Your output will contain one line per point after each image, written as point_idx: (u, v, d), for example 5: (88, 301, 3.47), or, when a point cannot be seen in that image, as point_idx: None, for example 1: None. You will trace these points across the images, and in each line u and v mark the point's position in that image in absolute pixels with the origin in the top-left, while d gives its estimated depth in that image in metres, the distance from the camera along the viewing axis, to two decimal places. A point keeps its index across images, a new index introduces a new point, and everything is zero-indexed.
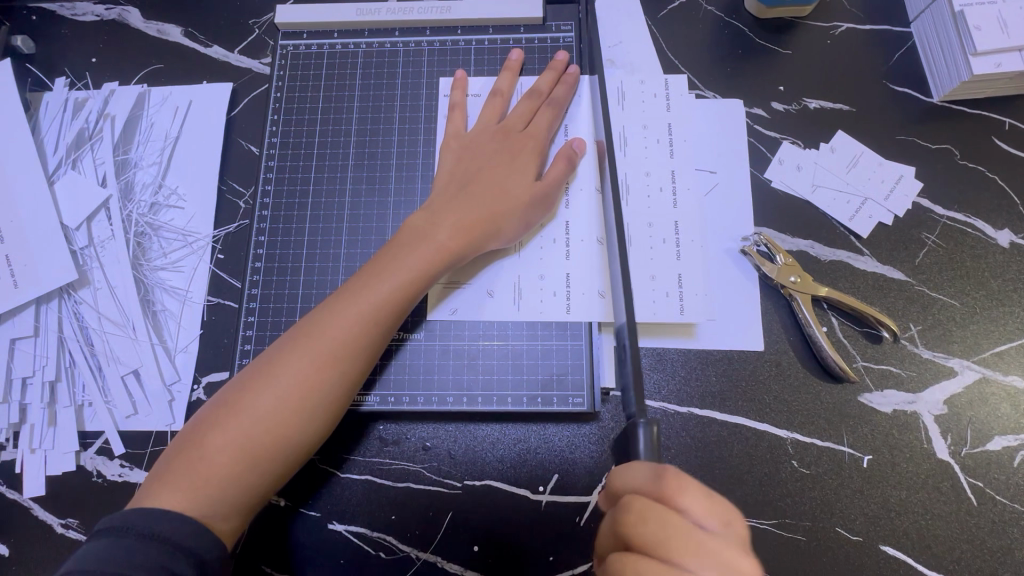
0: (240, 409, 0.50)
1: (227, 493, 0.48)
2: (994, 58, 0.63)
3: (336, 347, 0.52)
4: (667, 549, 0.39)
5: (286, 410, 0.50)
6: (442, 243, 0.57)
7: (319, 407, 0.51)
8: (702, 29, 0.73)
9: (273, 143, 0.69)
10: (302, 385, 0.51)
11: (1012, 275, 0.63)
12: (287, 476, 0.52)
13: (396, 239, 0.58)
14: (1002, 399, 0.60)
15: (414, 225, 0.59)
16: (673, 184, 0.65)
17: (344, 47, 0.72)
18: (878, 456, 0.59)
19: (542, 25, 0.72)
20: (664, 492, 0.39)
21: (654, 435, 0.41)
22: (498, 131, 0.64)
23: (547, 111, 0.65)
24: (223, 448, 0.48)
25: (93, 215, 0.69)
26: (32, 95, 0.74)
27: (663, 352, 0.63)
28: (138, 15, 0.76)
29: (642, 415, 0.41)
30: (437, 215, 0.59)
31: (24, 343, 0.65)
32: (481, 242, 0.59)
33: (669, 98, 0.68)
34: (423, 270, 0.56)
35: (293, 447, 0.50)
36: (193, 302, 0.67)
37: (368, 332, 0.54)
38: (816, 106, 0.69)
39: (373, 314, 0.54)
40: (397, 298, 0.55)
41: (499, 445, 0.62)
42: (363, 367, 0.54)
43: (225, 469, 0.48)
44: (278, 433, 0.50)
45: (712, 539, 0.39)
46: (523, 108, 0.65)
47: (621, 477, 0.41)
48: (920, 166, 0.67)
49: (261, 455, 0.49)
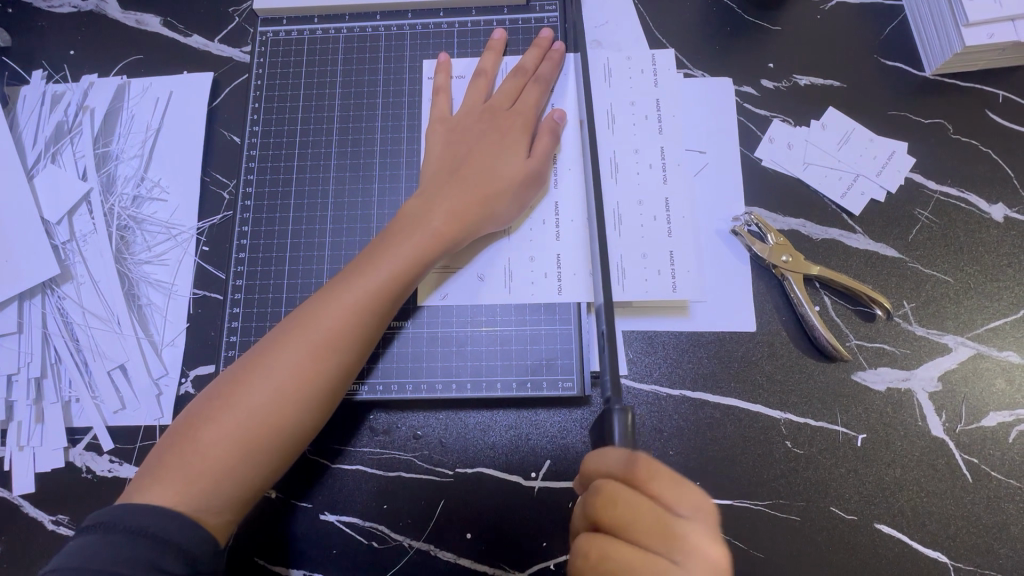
0: (234, 401, 0.49)
1: (221, 488, 0.47)
2: (988, 29, 0.61)
3: (331, 337, 0.52)
4: (636, 532, 0.39)
5: (282, 402, 0.50)
6: (436, 228, 0.56)
7: (315, 397, 0.51)
8: (690, 6, 0.72)
9: (256, 132, 0.68)
10: (297, 377, 0.50)
11: (1006, 249, 0.63)
12: (283, 468, 0.51)
13: (390, 227, 0.58)
14: (997, 374, 0.59)
15: (409, 211, 0.58)
16: (662, 163, 0.64)
17: (326, 32, 0.71)
18: (872, 434, 0.58)
19: (525, 6, 0.70)
20: (634, 475, 0.40)
21: (628, 422, 0.40)
22: (485, 112, 0.63)
23: (534, 88, 0.64)
24: (216, 442, 0.48)
25: (75, 208, 0.68)
26: (9, 89, 0.72)
27: (653, 334, 0.62)
28: (116, 6, 0.75)
29: (618, 402, 0.40)
30: (430, 201, 0.58)
31: (9, 340, 0.64)
32: (475, 226, 0.58)
33: (656, 77, 0.67)
34: (417, 257, 0.55)
35: (289, 439, 0.50)
36: (179, 296, 0.66)
37: (363, 322, 0.53)
38: (806, 83, 0.68)
39: (369, 304, 0.53)
40: (393, 287, 0.54)
41: (491, 431, 0.61)
42: (359, 356, 0.54)
43: (219, 464, 0.47)
44: (273, 426, 0.49)
45: (681, 522, 0.40)
46: (509, 86, 0.64)
47: (596, 463, 0.41)
48: (912, 141, 0.66)
49: (256, 448, 0.49)
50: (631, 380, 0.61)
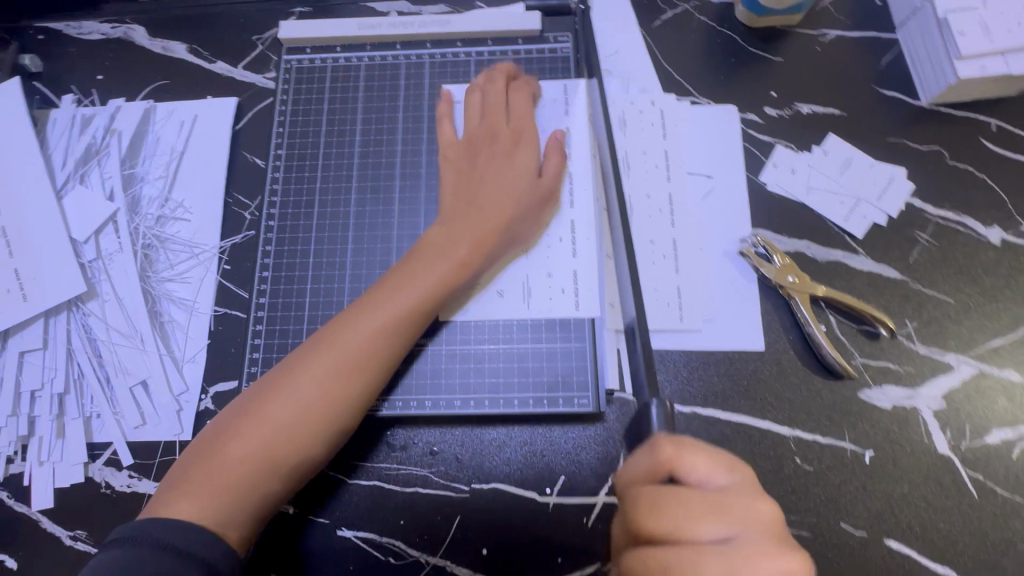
0: (260, 416, 0.50)
1: (246, 500, 0.48)
2: (980, 62, 0.65)
3: (356, 357, 0.53)
4: (687, 523, 0.39)
5: (306, 419, 0.51)
6: (459, 257, 0.58)
7: (337, 415, 0.52)
8: (697, 37, 0.75)
9: (280, 156, 0.71)
10: (322, 395, 0.52)
11: (1004, 272, 0.65)
12: (300, 482, 0.52)
13: (414, 253, 0.59)
14: (999, 393, 0.61)
15: (433, 239, 0.60)
16: (672, 205, 0.68)
17: (347, 60, 0.74)
18: (879, 451, 0.60)
19: (539, 37, 0.74)
20: (665, 462, 0.40)
21: (667, 412, 0.43)
22: (487, 135, 0.65)
23: (529, 109, 0.67)
24: (243, 456, 0.49)
25: (101, 228, 0.70)
26: (39, 112, 0.75)
27: (665, 353, 0.64)
28: (144, 33, 0.78)
29: (655, 393, 0.44)
30: (452, 227, 0.60)
31: (33, 356, 0.66)
32: (495, 252, 0.61)
33: (666, 121, 0.71)
34: (439, 281, 0.57)
35: (311, 455, 0.51)
36: (201, 312, 0.67)
37: (387, 345, 0.55)
38: (808, 111, 0.71)
39: (395, 327, 0.55)
40: (417, 311, 0.56)
41: (506, 448, 0.62)
42: (382, 377, 0.55)
43: (245, 477, 0.49)
44: (298, 442, 0.50)
45: (722, 496, 0.39)
46: (508, 110, 0.66)
47: (628, 469, 0.43)
48: (911, 167, 0.68)
49: (281, 463, 0.50)
50: (624, 393, 0.62)
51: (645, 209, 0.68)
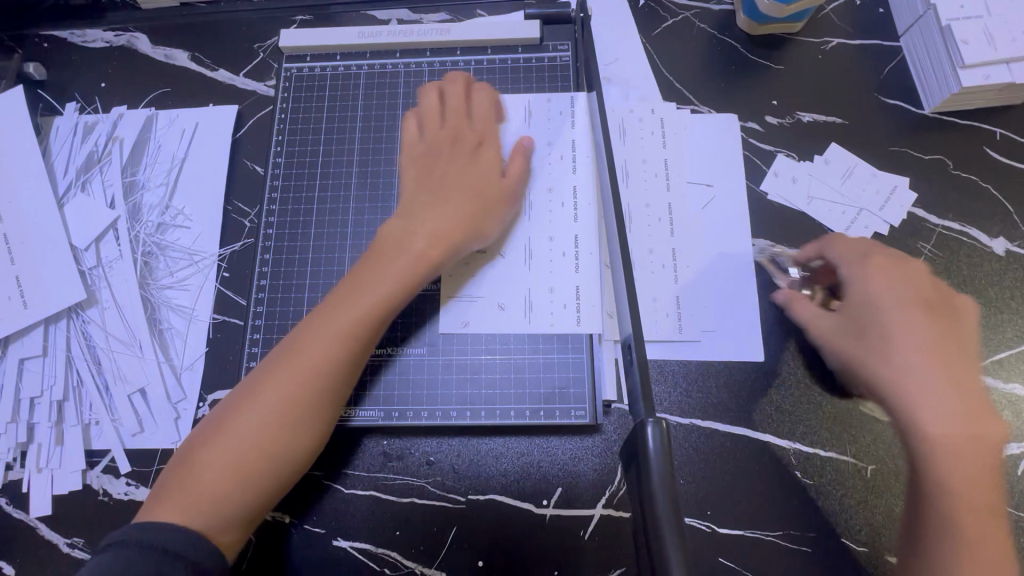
0: (229, 424, 0.50)
1: (223, 507, 0.48)
2: (983, 70, 0.64)
3: (319, 360, 0.52)
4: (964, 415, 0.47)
5: (275, 424, 0.50)
6: (424, 254, 0.56)
7: (306, 418, 0.51)
8: (697, 46, 0.75)
9: (279, 164, 0.71)
10: (287, 400, 0.51)
11: (1008, 283, 0.64)
12: (282, 489, 0.51)
13: (376, 250, 0.58)
14: (1004, 407, 0.60)
15: (392, 237, 0.58)
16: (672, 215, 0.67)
17: (347, 69, 0.74)
18: (881, 466, 0.59)
19: (539, 45, 0.74)
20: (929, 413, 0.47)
21: (664, 433, 0.39)
22: (448, 134, 0.64)
23: (488, 113, 0.66)
24: (214, 464, 0.49)
25: (102, 235, 0.70)
26: (43, 119, 0.76)
27: (664, 364, 0.63)
28: (146, 41, 0.78)
29: (651, 412, 0.39)
30: (416, 224, 0.58)
31: (33, 363, 0.66)
32: (459, 248, 0.59)
33: (666, 130, 0.71)
34: (404, 279, 0.55)
35: (283, 458, 0.50)
36: (199, 320, 0.68)
37: (351, 344, 0.53)
38: (809, 119, 0.71)
39: (358, 327, 0.53)
40: (382, 309, 0.54)
41: (503, 458, 0.62)
42: (350, 377, 0.54)
43: (217, 485, 0.48)
44: (267, 449, 0.50)
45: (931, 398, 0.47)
46: (468, 112, 0.66)
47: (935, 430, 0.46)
48: (914, 176, 0.68)
49: (252, 470, 0.49)
50: (621, 403, 0.63)
51: (644, 220, 0.67)
